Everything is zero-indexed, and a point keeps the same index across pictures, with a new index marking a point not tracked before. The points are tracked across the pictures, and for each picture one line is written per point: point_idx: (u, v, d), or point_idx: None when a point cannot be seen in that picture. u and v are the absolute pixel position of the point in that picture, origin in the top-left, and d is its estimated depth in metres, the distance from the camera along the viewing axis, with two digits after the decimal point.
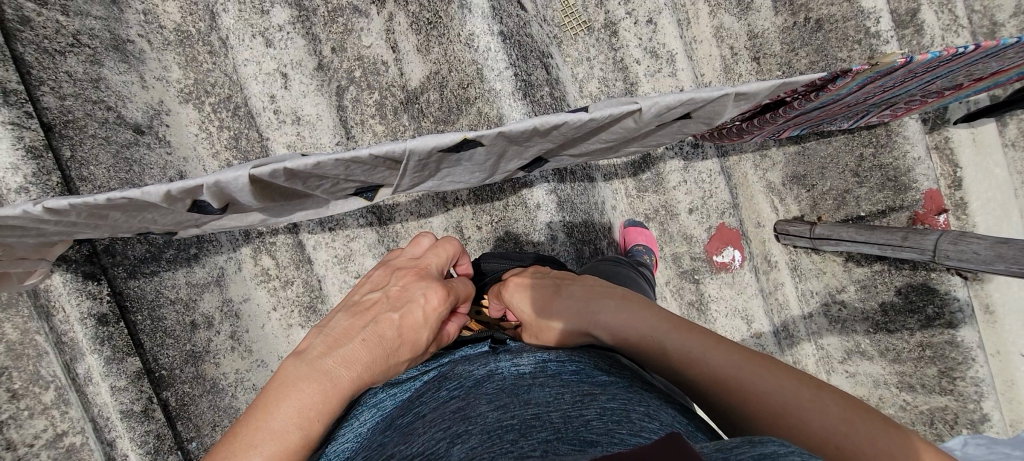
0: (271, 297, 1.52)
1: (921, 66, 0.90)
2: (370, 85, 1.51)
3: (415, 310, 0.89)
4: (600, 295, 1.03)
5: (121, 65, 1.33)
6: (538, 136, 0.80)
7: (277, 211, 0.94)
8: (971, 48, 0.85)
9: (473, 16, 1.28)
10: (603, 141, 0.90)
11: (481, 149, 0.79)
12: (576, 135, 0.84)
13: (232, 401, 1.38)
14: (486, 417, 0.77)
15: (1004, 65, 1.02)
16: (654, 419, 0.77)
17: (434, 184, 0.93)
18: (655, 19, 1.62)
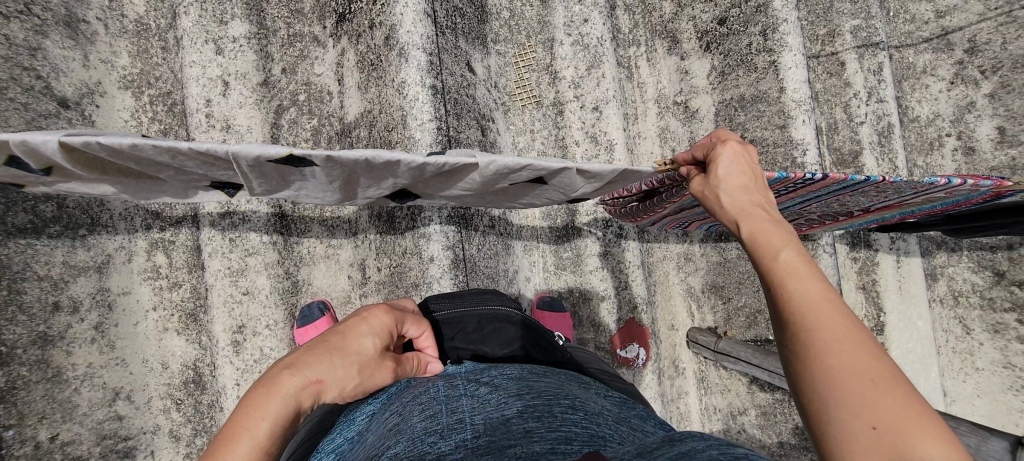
0: (154, 296, 1.49)
1: (780, 185, 1.08)
2: (312, 110, 1.55)
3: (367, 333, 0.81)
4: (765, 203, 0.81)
5: (67, 41, 1.34)
6: (384, 169, 0.90)
7: (124, 187, 0.99)
8: (818, 176, 1.02)
9: (408, 66, 1.33)
10: (464, 189, 1.01)
11: (320, 169, 0.87)
12: (429, 177, 0.95)
13: (73, 395, 1.29)
14: (412, 424, 0.71)
15: (873, 201, 1.18)
16: (578, 411, 0.76)
17: (294, 196, 1.02)
18: (600, 107, 1.68)
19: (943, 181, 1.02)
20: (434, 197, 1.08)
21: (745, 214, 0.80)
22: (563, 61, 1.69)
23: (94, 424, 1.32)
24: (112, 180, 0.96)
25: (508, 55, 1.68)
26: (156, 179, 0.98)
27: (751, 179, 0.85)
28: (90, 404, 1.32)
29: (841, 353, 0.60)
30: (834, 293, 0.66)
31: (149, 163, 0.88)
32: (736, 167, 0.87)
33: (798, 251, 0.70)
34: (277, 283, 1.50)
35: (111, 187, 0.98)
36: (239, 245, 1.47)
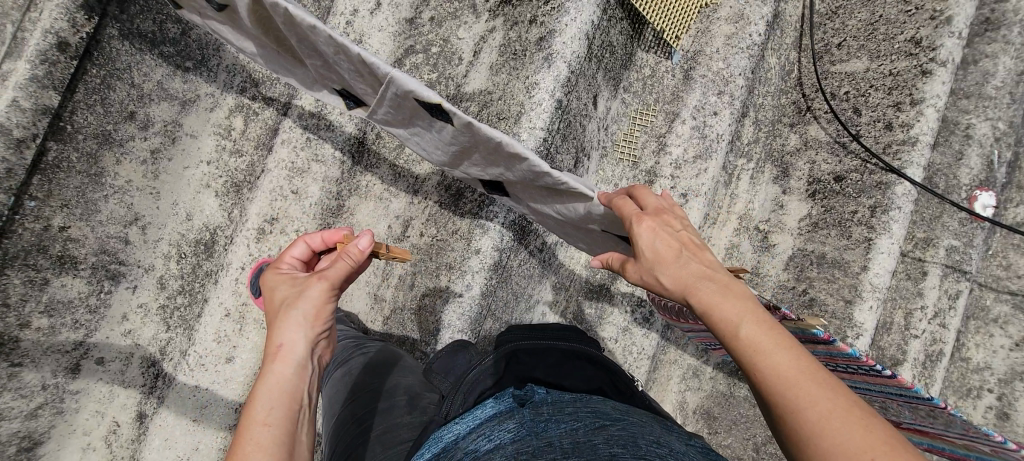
0: (215, 152, 1.48)
1: (841, 358, 1.06)
2: (437, 65, 1.57)
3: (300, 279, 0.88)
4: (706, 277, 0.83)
5: None
6: (508, 159, 0.90)
7: (262, 47, 0.99)
8: (880, 369, 1.00)
9: (547, 72, 1.33)
10: (559, 211, 1.04)
11: (451, 129, 0.87)
12: (540, 185, 0.97)
13: (100, 200, 1.31)
14: (504, 445, 0.76)
15: (913, 420, 1.14)
16: (664, 445, 0.76)
17: (401, 136, 1.02)
18: (689, 196, 1.67)
19: (1001, 442, 0.93)
20: (527, 203, 1.10)
21: (693, 292, 0.81)
22: (677, 137, 1.68)
23: (103, 234, 1.33)
24: (262, 37, 0.95)
25: (629, 108, 1.69)
26: (297, 58, 0.98)
27: (682, 249, 0.86)
28: (109, 217, 1.33)
29: (812, 418, 0.65)
30: (786, 354, 0.71)
31: (309, 44, 0.87)
32: (661, 243, 0.86)
33: (746, 321, 0.75)
34: (327, 198, 1.49)
35: (254, 42, 0.98)
36: (312, 147, 1.49)
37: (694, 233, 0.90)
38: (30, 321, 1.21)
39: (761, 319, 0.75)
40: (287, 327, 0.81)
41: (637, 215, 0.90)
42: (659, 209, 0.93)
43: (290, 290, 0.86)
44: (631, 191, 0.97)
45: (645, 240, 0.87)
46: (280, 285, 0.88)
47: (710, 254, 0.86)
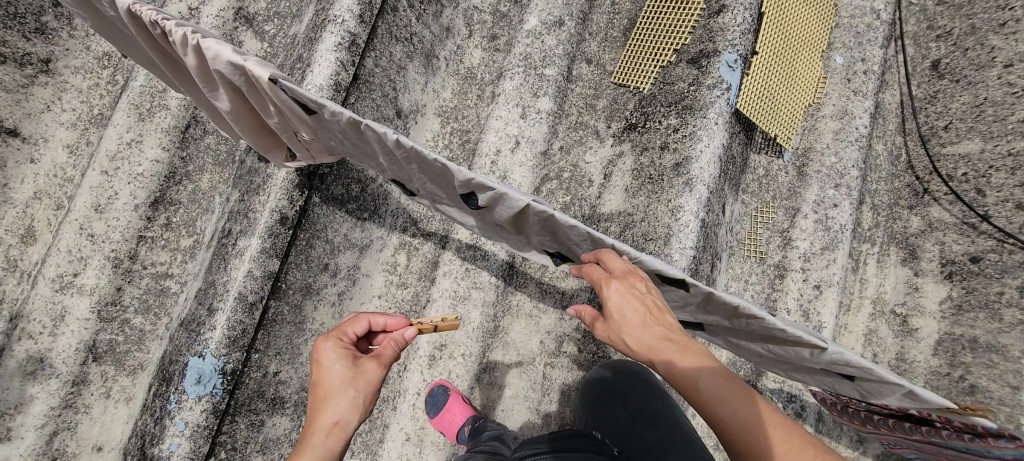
0: (384, 287, 1.65)
1: None
2: (570, 188, 1.72)
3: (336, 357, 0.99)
4: (647, 305, 0.94)
5: (420, 68, 1.68)
6: (731, 315, 1.01)
7: (479, 221, 1.15)
8: None
9: (689, 195, 1.44)
10: (762, 350, 1.06)
11: (681, 291, 1.04)
12: (755, 331, 1.01)
13: (302, 343, 1.49)
14: None
15: None
16: None
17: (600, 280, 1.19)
18: (822, 288, 1.69)
19: None
20: (728, 340, 1.14)
21: (657, 352, 0.91)
22: (801, 231, 1.75)
23: (303, 373, 1.50)
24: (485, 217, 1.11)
25: (749, 207, 1.79)
26: (515, 227, 1.13)
27: (647, 312, 0.93)
28: (308, 357, 1.51)
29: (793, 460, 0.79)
30: (749, 400, 0.86)
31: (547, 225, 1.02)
32: (629, 307, 0.94)
33: (711, 375, 0.87)
34: (486, 322, 1.61)
35: (473, 217, 1.15)
36: (470, 275, 1.64)
37: (653, 291, 0.97)
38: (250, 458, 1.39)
39: (717, 373, 0.88)
40: (337, 410, 0.94)
41: (606, 278, 0.98)
42: (628, 271, 0.99)
43: (338, 370, 0.98)
44: (600, 257, 1.03)
45: (618, 306, 0.94)
46: (330, 357, 0.99)
47: (670, 317, 0.95)
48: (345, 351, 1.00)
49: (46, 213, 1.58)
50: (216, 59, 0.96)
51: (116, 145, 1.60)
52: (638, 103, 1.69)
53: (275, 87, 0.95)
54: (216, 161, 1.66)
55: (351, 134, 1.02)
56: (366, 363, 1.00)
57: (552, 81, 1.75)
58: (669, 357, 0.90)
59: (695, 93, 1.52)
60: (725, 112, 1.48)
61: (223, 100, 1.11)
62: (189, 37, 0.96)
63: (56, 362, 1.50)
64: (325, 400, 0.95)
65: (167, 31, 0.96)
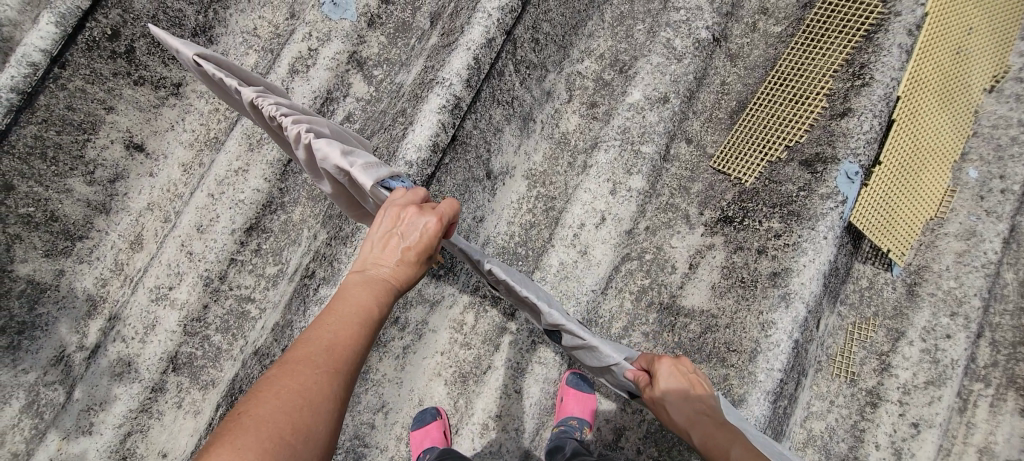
0: (447, 344, 1.64)
1: None
2: (651, 271, 1.65)
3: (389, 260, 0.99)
4: (692, 387, 0.98)
5: (516, 131, 1.68)
6: None
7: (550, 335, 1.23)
8: None
9: (785, 312, 1.33)
10: None
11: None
12: None
13: (362, 391, 1.51)
14: None
15: None
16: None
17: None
18: (921, 427, 1.54)
19: None
20: None
21: (696, 426, 0.94)
22: (902, 358, 1.59)
23: (359, 421, 1.51)
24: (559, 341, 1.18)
25: (846, 320, 1.63)
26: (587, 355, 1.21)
27: (690, 392, 0.97)
28: (366, 405, 1.52)
29: None
30: None
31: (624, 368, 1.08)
32: (673, 384, 0.97)
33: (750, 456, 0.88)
34: (545, 398, 1.59)
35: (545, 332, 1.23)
36: (536, 347, 1.61)
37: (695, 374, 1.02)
38: None
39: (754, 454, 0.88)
40: (384, 281, 0.97)
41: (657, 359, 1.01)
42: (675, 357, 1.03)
43: (409, 250, 0.98)
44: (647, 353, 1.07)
45: (665, 384, 0.97)
46: (407, 231, 0.98)
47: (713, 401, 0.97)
48: (427, 237, 0.98)
49: (155, 224, 1.73)
50: (326, 161, 1.03)
51: (226, 171, 1.72)
52: (738, 195, 1.60)
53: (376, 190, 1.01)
54: (309, 195, 1.72)
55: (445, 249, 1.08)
56: (427, 260, 1.02)
57: (649, 159, 1.69)
58: (707, 436, 0.92)
59: (804, 200, 1.42)
60: (837, 228, 1.37)
61: (326, 186, 1.17)
62: (302, 136, 1.01)
63: (141, 367, 1.62)
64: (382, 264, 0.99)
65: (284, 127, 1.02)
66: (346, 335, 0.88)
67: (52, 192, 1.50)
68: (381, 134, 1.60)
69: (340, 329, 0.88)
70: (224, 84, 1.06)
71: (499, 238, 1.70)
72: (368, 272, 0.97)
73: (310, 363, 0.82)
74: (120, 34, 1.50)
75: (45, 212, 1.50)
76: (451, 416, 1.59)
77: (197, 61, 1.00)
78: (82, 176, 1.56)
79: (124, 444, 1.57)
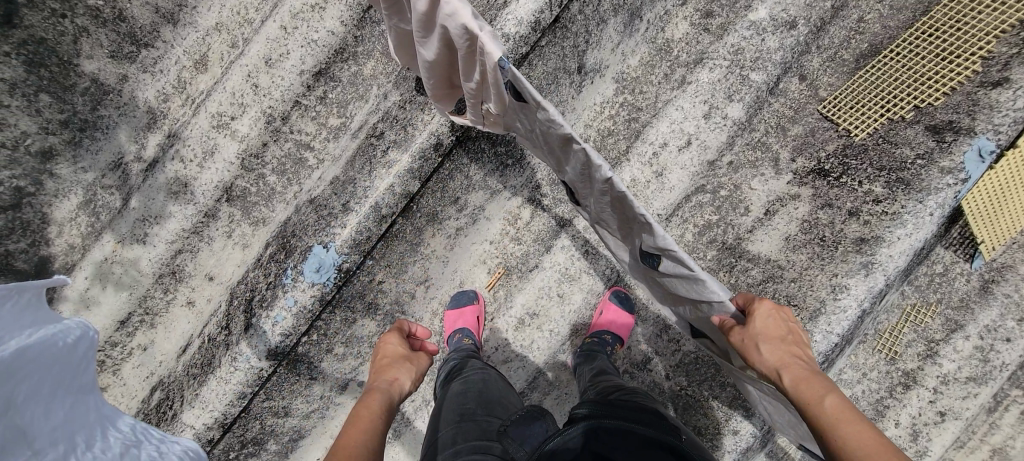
0: (499, 235, 1.61)
1: None
2: (723, 208, 1.57)
3: (404, 367, 1.19)
4: (788, 333, 0.93)
5: (621, 26, 1.51)
6: None
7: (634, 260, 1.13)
8: None
9: (863, 281, 1.27)
10: None
11: None
12: None
13: (410, 262, 1.51)
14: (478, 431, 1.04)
15: None
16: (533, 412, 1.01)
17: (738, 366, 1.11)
18: (944, 417, 1.54)
19: None
20: None
21: (789, 367, 0.88)
22: (952, 350, 1.55)
23: (401, 289, 1.53)
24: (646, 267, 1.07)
25: (907, 301, 1.58)
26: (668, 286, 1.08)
27: (785, 333, 0.92)
28: (411, 276, 1.53)
29: None
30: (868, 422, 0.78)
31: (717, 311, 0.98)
32: (770, 320, 0.92)
33: (841, 400, 0.81)
34: (584, 309, 1.59)
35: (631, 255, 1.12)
36: (587, 257, 1.58)
37: (793, 324, 0.97)
38: (334, 347, 1.49)
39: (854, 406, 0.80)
40: (396, 385, 1.13)
41: (755, 297, 0.97)
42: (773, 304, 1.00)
43: (383, 359, 1.20)
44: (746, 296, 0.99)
45: (759, 322, 0.92)
46: (383, 348, 1.25)
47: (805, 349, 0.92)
48: (399, 347, 1.24)
49: (221, 46, 1.63)
50: (451, 18, 0.86)
51: (301, 5, 1.59)
52: (841, 148, 1.47)
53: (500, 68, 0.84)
54: (385, 51, 1.61)
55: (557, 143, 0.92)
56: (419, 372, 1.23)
57: (755, 88, 1.56)
58: (794, 369, 0.87)
59: (921, 169, 1.29)
60: (947, 207, 1.25)
61: (430, 50, 1.02)
62: None
63: (197, 191, 1.62)
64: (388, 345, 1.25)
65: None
66: (375, 402, 1.05)
67: None
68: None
69: (368, 403, 1.04)
70: None
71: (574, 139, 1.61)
72: (383, 380, 1.14)
73: (371, 404, 1.03)
74: None
75: (114, 9, 1.47)
76: (489, 304, 1.60)
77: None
78: None
79: (174, 260, 1.63)
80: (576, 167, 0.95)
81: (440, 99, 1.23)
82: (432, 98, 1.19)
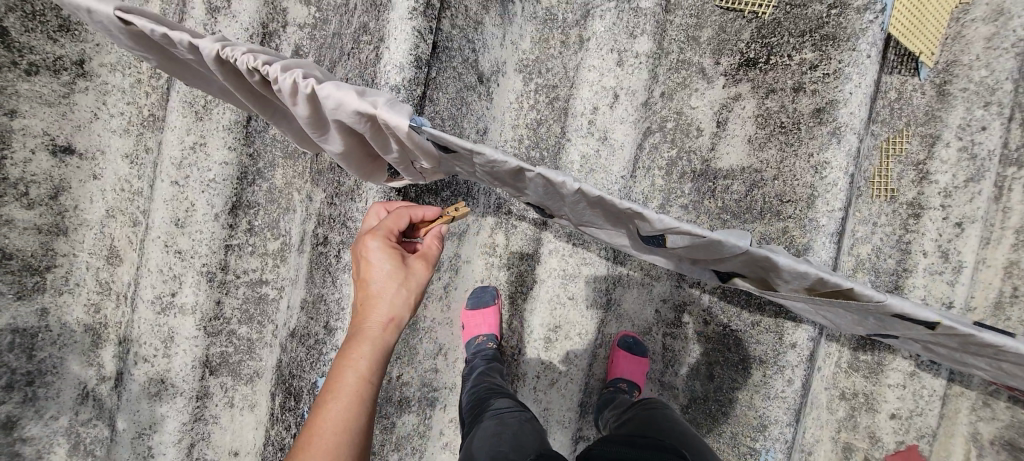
0: (487, 270, 1.57)
1: None
2: (676, 140, 1.54)
3: (389, 293, 0.97)
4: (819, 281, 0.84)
5: (498, 19, 1.43)
6: (956, 336, 0.87)
7: (639, 246, 0.97)
8: None
9: (839, 148, 1.26)
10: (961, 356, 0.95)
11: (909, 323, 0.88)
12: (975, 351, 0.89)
13: (418, 342, 1.44)
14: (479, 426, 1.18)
15: None
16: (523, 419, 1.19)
17: (836, 324, 1.10)
18: (963, 225, 1.53)
19: None
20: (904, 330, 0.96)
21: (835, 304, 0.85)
22: (941, 163, 1.55)
23: (422, 370, 1.46)
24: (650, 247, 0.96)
25: (878, 139, 1.60)
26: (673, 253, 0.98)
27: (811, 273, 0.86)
28: (424, 354, 1.46)
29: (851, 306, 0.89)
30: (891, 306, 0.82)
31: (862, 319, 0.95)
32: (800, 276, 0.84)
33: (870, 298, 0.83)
34: (598, 296, 1.56)
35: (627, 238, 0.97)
36: (577, 254, 1.56)
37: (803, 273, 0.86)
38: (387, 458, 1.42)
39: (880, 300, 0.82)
40: (396, 310, 0.97)
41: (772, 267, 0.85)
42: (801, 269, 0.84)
43: (387, 271, 0.98)
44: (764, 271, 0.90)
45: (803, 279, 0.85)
46: (376, 257, 0.99)
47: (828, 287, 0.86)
48: (391, 264, 0.98)
49: (124, 231, 1.49)
50: (339, 110, 0.77)
51: (179, 151, 1.44)
52: (756, 31, 1.44)
53: (413, 136, 0.77)
54: (286, 155, 1.53)
55: (493, 173, 0.84)
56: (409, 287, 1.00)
57: (650, 15, 1.53)
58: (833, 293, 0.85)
59: (839, 19, 1.28)
60: (880, 42, 1.25)
61: (336, 144, 0.90)
62: (302, 87, 0.76)
63: (176, 380, 1.48)
64: (377, 295, 0.96)
65: (272, 80, 0.77)
66: (379, 331, 0.94)
67: None
68: (346, 61, 1.35)
69: (374, 321, 0.95)
70: (170, 43, 0.78)
71: (509, 147, 1.54)
72: (367, 303, 0.96)
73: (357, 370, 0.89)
74: None
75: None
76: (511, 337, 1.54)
77: (122, 18, 0.74)
78: (15, 199, 1.28)
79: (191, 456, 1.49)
80: (535, 189, 0.84)
81: (370, 175, 1.06)
82: (363, 178, 1.04)
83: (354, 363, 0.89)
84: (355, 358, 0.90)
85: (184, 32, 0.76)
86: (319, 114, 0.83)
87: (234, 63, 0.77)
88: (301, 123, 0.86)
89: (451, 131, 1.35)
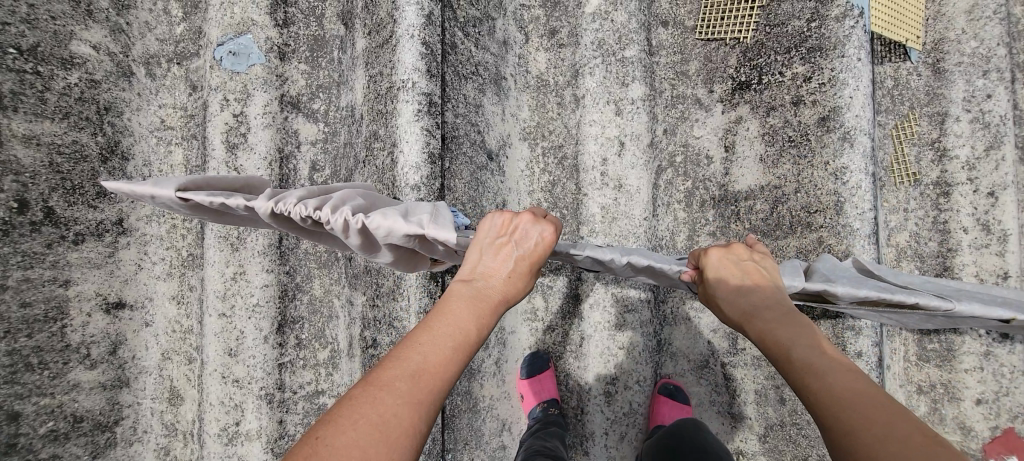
0: (532, 336, 1.60)
1: None
2: (688, 172, 1.57)
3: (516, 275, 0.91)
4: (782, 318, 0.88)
5: (494, 98, 1.51)
6: None
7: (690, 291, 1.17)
8: None
9: (851, 152, 1.27)
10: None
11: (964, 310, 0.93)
12: None
13: (481, 423, 1.44)
14: None
15: None
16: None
17: (909, 324, 1.13)
18: (997, 193, 1.50)
19: None
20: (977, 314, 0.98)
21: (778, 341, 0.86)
22: (956, 137, 1.55)
23: (491, 450, 1.45)
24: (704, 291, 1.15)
25: (886, 127, 1.61)
26: None
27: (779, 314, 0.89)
28: (490, 433, 1.46)
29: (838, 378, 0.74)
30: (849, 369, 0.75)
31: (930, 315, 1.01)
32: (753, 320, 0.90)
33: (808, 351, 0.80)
34: (648, 339, 1.54)
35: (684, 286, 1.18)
36: (619, 299, 1.54)
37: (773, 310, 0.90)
38: None
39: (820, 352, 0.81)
40: (511, 284, 0.90)
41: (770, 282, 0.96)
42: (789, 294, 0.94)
43: (523, 258, 0.92)
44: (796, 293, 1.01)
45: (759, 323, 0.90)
46: (526, 235, 0.93)
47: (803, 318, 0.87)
48: (543, 247, 0.94)
49: (181, 369, 1.54)
50: (390, 235, 0.93)
51: (222, 283, 1.50)
52: (742, 55, 1.48)
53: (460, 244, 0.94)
54: (321, 264, 1.59)
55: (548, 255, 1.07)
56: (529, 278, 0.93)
57: (636, 62, 1.55)
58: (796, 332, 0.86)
59: (820, 30, 1.32)
60: (865, 44, 1.28)
61: (386, 256, 1.04)
62: (353, 222, 0.91)
63: None
64: (501, 263, 0.90)
65: (324, 221, 0.91)
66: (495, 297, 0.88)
67: (61, 395, 1.29)
68: (363, 168, 1.42)
69: (495, 287, 0.89)
70: (228, 208, 0.92)
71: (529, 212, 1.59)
72: (484, 272, 0.90)
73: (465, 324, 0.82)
74: (28, 202, 1.25)
75: (67, 417, 1.30)
76: None
77: (186, 197, 0.88)
78: (80, 362, 1.34)
79: None
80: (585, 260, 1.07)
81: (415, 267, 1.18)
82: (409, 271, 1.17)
83: (454, 317, 0.82)
84: (463, 311, 0.83)
85: (242, 198, 0.90)
86: (367, 238, 0.96)
87: (287, 213, 0.91)
88: (354, 249, 1.01)
89: (473, 212, 1.39)
